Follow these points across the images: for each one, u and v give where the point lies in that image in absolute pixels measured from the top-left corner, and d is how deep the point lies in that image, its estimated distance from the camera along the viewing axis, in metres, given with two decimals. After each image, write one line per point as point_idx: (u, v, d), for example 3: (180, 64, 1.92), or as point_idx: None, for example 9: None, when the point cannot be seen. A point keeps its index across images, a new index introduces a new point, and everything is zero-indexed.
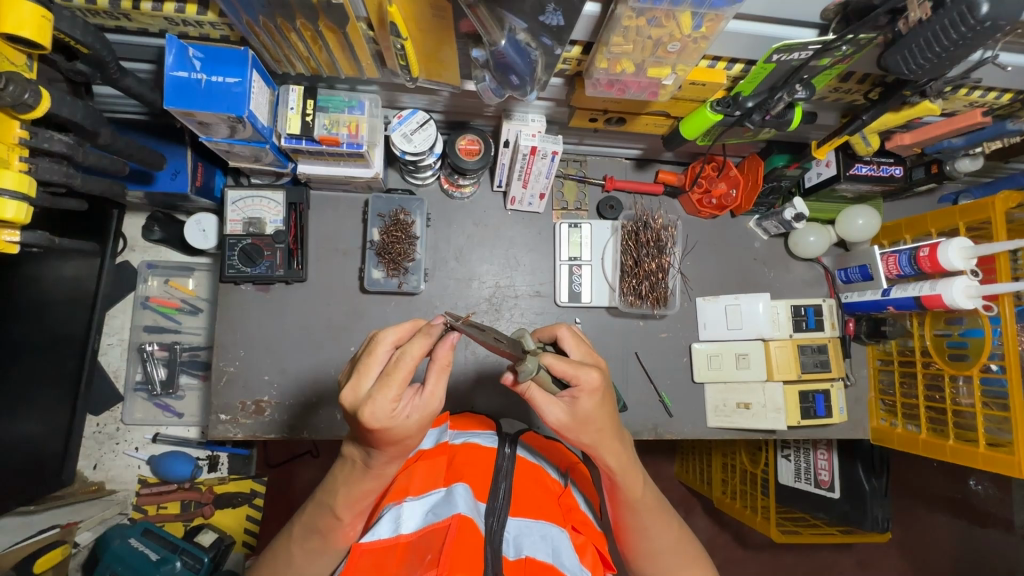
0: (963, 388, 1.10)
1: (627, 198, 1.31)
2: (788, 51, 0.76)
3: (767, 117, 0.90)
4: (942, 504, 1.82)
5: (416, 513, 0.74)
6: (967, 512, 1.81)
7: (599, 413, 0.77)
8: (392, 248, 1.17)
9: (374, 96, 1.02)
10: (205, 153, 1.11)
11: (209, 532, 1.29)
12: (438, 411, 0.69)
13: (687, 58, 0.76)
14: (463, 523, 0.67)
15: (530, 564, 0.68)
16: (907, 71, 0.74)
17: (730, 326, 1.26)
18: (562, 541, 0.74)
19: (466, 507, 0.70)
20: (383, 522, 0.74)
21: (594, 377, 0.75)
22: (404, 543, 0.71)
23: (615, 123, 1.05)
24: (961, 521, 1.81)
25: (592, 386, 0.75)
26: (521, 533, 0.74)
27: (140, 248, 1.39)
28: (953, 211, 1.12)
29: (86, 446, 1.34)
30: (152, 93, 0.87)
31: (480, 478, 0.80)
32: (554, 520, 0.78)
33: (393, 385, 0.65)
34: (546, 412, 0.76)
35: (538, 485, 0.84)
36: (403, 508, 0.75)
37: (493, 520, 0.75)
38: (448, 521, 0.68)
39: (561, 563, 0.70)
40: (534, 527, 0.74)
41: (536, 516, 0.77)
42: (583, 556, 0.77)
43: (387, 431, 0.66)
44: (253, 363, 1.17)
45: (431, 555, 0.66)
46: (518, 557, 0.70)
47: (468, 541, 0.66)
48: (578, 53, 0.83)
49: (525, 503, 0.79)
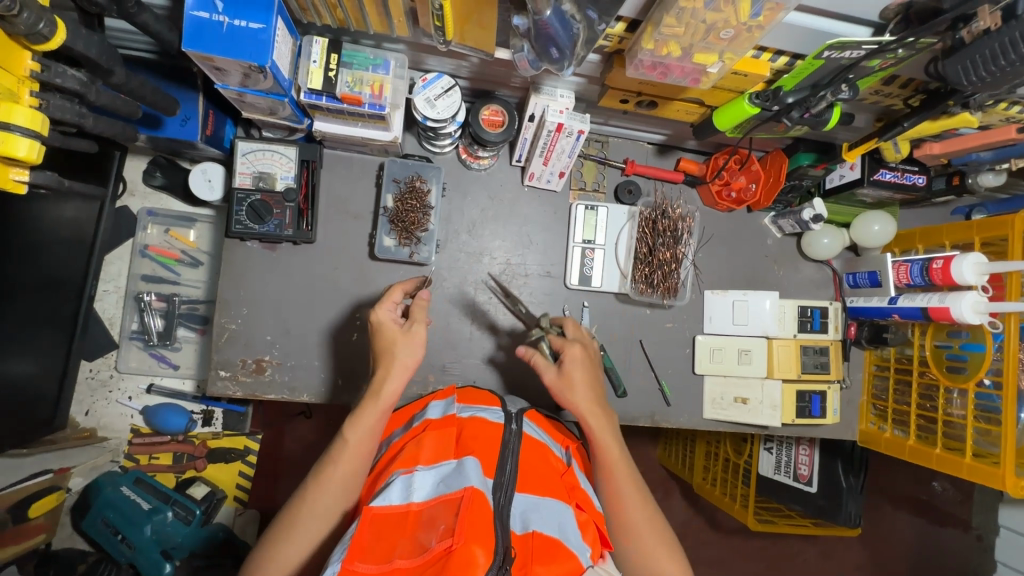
0: (957, 400, 1.13)
1: (646, 184, 1.29)
2: (841, 49, 0.73)
3: (806, 116, 0.88)
4: (908, 504, 1.89)
5: (428, 483, 0.75)
6: (928, 512, 1.88)
7: (588, 383, 0.95)
8: (405, 217, 1.14)
9: (400, 56, 0.97)
10: (217, 100, 1.05)
11: (202, 486, 1.29)
12: (417, 335, 0.92)
13: (738, 46, 0.73)
14: (476, 495, 0.69)
15: (535, 538, 0.70)
16: (967, 83, 0.73)
17: (736, 321, 1.27)
18: (566, 520, 0.76)
19: (478, 481, 0.72)
20: (394, 488, 0.75)
21: (579, 349, 0.96)
22: (416, 511, 0.71)
23: (646, 106, 1.02)
24: (921, 519, 1.88)
25: (579, 352, 0.97)
26: (528, 509, 0.75)
27: (140, 194, 1.33)
28: (970, 226, 1.12)
29: (79, 392, 1.31)
30: (170, 33, 0.82)
31: (488, 453, 0.82)
32: (559, 497, 0.80)
33: (392, 297, 0.98)
34: (542, 374, 0.98)
35: (544, 462, 0.86)
36: (413, 477, 0.76)
37: (501, 494, 0.76)
38: (461, 493, 0.70)
39: (567, 540, 0.73)
40: (541, 504, 0.76)
41: (542, 494, 0.78)
42: (585, 532, 0.80)
43: (383, 331, 0.93)
44: (255, 322, 1.15)
45: (444, 523, 0.67)
46: (525, 532, 0.71)
47: (481, 514, 0.67)
48: (622, 30, 0.80)
49: (532, 480, 0.81)
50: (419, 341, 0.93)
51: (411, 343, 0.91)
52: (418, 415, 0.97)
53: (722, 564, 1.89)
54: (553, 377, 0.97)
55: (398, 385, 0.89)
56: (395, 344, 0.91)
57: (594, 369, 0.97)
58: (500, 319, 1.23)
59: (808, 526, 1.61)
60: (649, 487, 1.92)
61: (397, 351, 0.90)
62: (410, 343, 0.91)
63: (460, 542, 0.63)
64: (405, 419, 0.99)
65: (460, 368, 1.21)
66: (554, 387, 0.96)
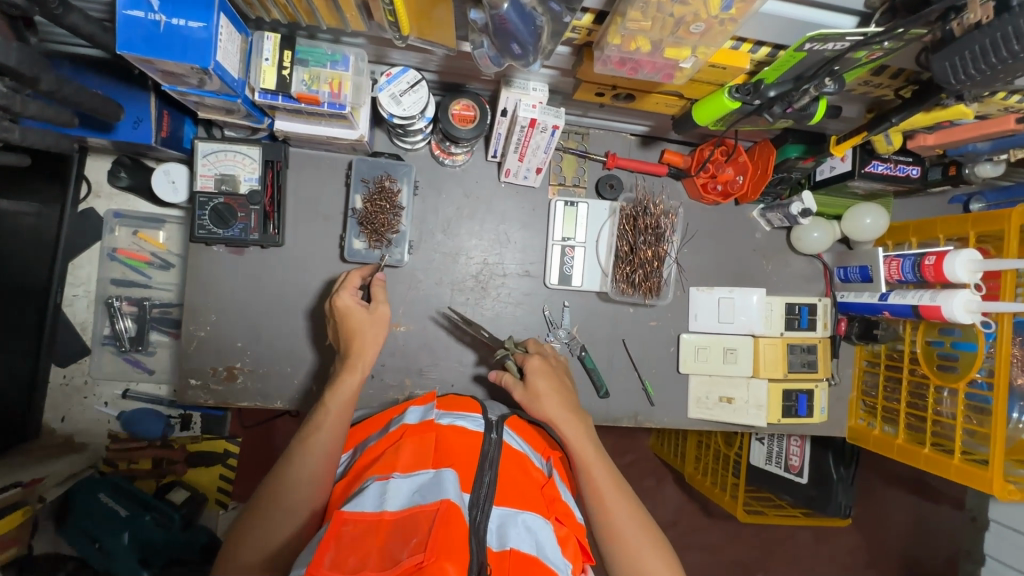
0: (947, 399, 1.10)
1: (629, 177, 1.24)
2: (822, 42, 0.69)
3: (788, 111, 0.82)
4: (899, 481, 1.91)
5: (402, 492, 0.72)
6: (919, 489, 1.91)
7: (552, 391, 0.99)
8: (375, 218, 1.10)
9: (359, 50, 0.91)
10: (171, 100, 1.00)
11: (180, 490, 1.30)
12: (384, 316, 1.00)
13: (711, 40, 0.68)
14: (452, 510, 0.67)
15: (512, 556, 0.68)
16: (955, 82, 0.67)
17: (722, 319, 1.23)
18: (546, 534, 0.74)
19: (454, 495, 0.70)
20: (368, 494, 0.72)
21: (538, 359, 1.02)
22: (388, 520, 0.69)
23: (622, 99, 0.97)
24: (911, 496, 1.91)
25: (541, 364, 1.02)
26: (505, 522, 0.73)
27: (105, 195, 1.29)
28: (966, 219, 1.07)
29: (53, 399, 1.30)
30: (105, 35, 0.76)
31: (466, 465, 0.80)
32: (538, 511, 0.77)
33: (352, 283, 1.03)
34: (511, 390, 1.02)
35: (523, 473, 0.83)
36: (388, 485, 0.73)
37: (477, 511, 0.74)
38: (436, 506, 0.68)
39: (545, 555, 0.71)
40: (519, 517, 0.74)
41: (521, 506, 0.76)
42: (565, 549, 0.77)
43: (348, 313, 0.99)
44: (225, 329, 1.12)
45: (416, 537, 0.65)
46: (502, 549, 0.69)
47: (456, 528, 0.65)
48: (589, 22, 0.75)
49: (511, 491, 0.78)
50: (382, 322, 1.00)
51: (377, 323, 0.99)
52: (395, 419, 0.93)
53: (713, 551, 1.90)
54: (519, 392, 1.00)
55: (355, 383, 0.92)
56: (362, 325, 0.98)
57: (559, 379, 1.02)
58: (478, 320, 1.20)
59: (798, 517, 1.60)
60: (639, 476, 1.91)
61: (364, 330, 0.97)
62: (375, 322, 0.99)
63: (431, 559, 0.61)
64: (382, 424, 0.94)
65: (438, 372, 1.18)
66: (523, 400, 0.98)
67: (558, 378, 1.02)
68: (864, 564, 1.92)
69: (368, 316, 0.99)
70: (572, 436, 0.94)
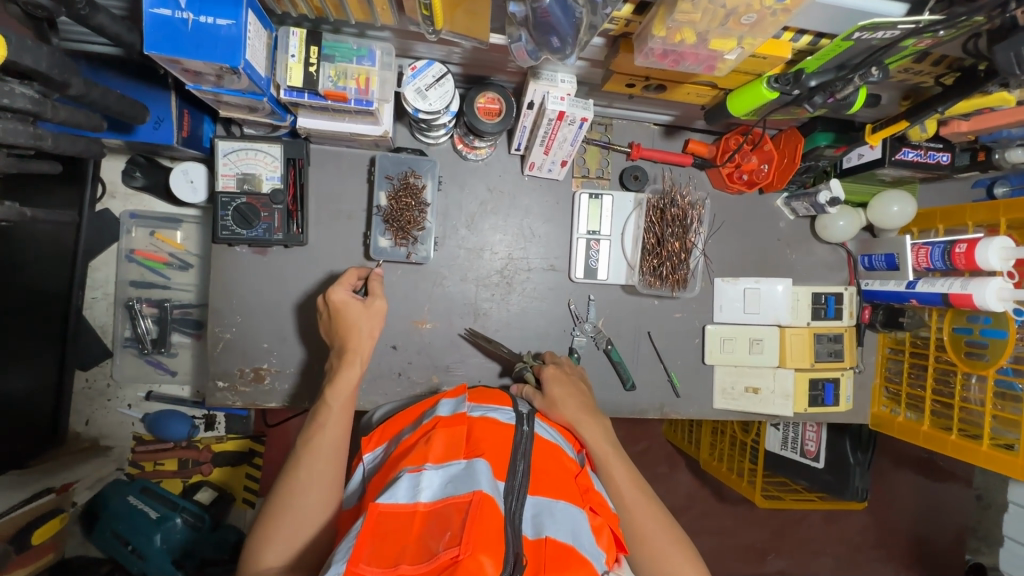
0: (975, 386, 1.11)
1: (653, 168, 1.22)
2: (873, 31, 0.66)
3: (829, 101, 0.80)
4: (911, 463, 1.94)
5: (435, 482, 0.71)
6: (930, 471, 1.93)
7: (568, 398, 1.00)
8: (401, 216, 1.08)
9: (386, 44, 0.88)
10: (191, 97, 0.97)
11: (208, 490, 1.31)
12: (380, 310, 0.99)
13: (761, 32, 0.66)
14: (485, 500, 0.65)
15: (550, 545, 0.67)
16: (1016, 73, 0.66)
17: (747, 309, 1.23)
18: (581, 523, 0.73)
19: (488, 486, 0.68)
20: (401, 485, 0.71)
21: (553, 369, 1.05)
22: (422, 512, 0.68)
23: (653, 90, 0.95)
24: (923, 478, 1.94)
25: (556, 373, 1.05)
26: (541, 512, 0.72)
27: (121, 196, 1.27)
28: (997, 206, 1.06)
29: (76, 402, 1.29)
30: (130, 34, 0.74)
31: (499, 455, 0.79)
32: (573, 500, 0.77)
33: (347, 280, 1.01)
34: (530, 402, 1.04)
35: (556, 463, 0.82)
36: (421, 476, 0.72)
37: (512, 499, 0.73)
38: (469, 497, 0.66)
39: (581, 545, 0.69)
40: (555, 507, 0.73)
41: (556, 496, 0.75)
42: (599, 538, 0.76)
43: (344, 310, 0.97)
44: (251, 330, 1.11)
45: (450, 530, 0.63)
46: (538, 537, 0.68)
47: (491, 519, 0.64)
48: (629, 13, 0.72)
49: (545, 482, 0.78)
50: (379, 315, 0.99)
51: (373, 316, 0.98)
52: (427, 411, 0.91)
53: (727, 535, 1.92)
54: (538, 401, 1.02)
55: (353, 379, 0.92)
56: (357, 317, 0.97)
57: (575, 385, 1.03)
58: (503, 315, 1.19)
59: (815, 501, 1.61)
60: (655, 463, 1.93)
61: (359, 323, 0.96)
62: (371, 315, 0.97)
63: (467, 552, 0.60)
64: (414, 417, 0.91)
65: (465, 368, 1.18)
66: (541, 408, 0.99)
67: (573, 384, 1.03)
68: (876, 544, 1.95)
69: (364, 310, 0.97)
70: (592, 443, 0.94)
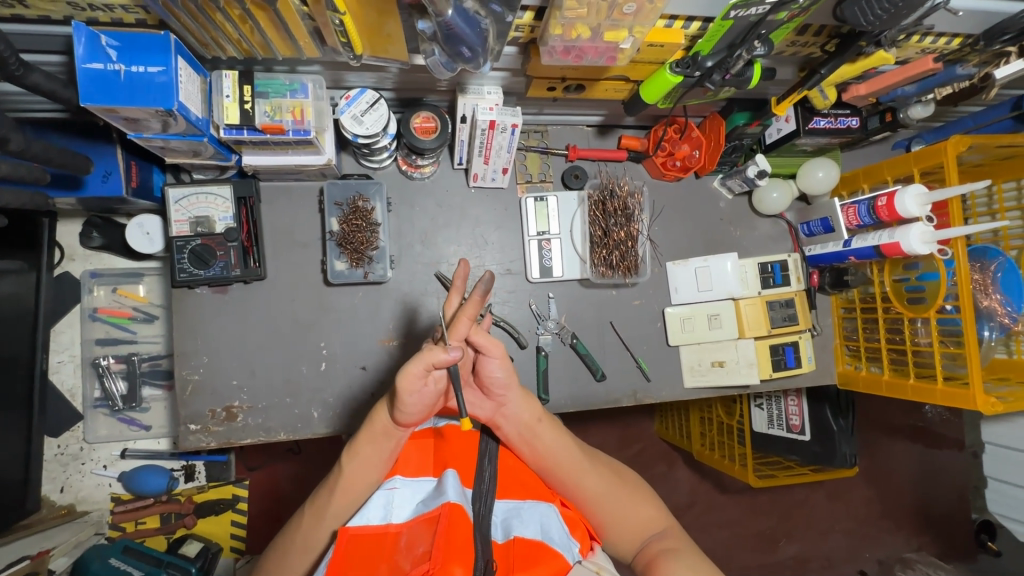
0: (922, 328, 1.14)
1: (591, 167, 1.29)
2: (746, 5, 0.75)
3: (726, 77, 0.87)
4: (902, 431, 1.97)
5: (408, 502, 0.74)
6: (924, 437, 1.97)
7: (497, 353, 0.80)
8: (353, 237, 1.11)
9: (316, 77, 0.94)
10: (137, 151, 1.02)
11: (194, 542, 1.27)
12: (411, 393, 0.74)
13: (644, 19, 0.73)
14: (455, 511, 0.67)
15: (518, 544, 0.69)
16: (864, 23, 0.77)
17: (701, 287, 1.28)
18: (551, 519, 0.74)
19: (456, 494, 0.70)
20: (374, 506, 0.74)
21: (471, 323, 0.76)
22: (394, 533, 0.70)
23: (574, 91, 1.01)
24: (918, 445, 1.97)
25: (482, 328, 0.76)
26: (510, 515, 0.74)
27: (80, 257, 1.30)
28: (908, 159, 1.13)
29: (50, 469, 1.29)
30: (66, 91, 0.78)
31: (466, 463, 0.79)
32: (541, 497, 0.78)
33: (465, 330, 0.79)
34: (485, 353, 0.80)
35: (524, 466, 0.85)
36: (394, 494, 0.75)
37: (480, 504, 0.73)
38: (439, 511, 0.68)
39: (551, 538, 0.71)
40: (523, 508, 0.75)
41: (524, 497, 0.77)
42: (573, 529, 0.78)
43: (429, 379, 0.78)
44: (220, 370, 1.12)
45: (422, 546, 0.66)
46: (506, 540, 0.70)
47: (459, 529, 0.65)
48: (530, 19, 0.79)
49: (512, 484, 0.79)
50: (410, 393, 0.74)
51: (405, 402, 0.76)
52: None
53: (733, 526, 1.92)
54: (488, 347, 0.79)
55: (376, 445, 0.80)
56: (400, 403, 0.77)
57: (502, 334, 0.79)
58: None
59: (809, 473, 1.60)
60: (651, 462, 1.93)
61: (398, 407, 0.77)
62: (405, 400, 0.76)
63: (437, 565, 0.60)
64: None
65: None
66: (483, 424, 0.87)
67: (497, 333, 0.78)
68: (882, 515, 1.95)
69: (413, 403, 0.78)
70: (525, 436, 0.85)
